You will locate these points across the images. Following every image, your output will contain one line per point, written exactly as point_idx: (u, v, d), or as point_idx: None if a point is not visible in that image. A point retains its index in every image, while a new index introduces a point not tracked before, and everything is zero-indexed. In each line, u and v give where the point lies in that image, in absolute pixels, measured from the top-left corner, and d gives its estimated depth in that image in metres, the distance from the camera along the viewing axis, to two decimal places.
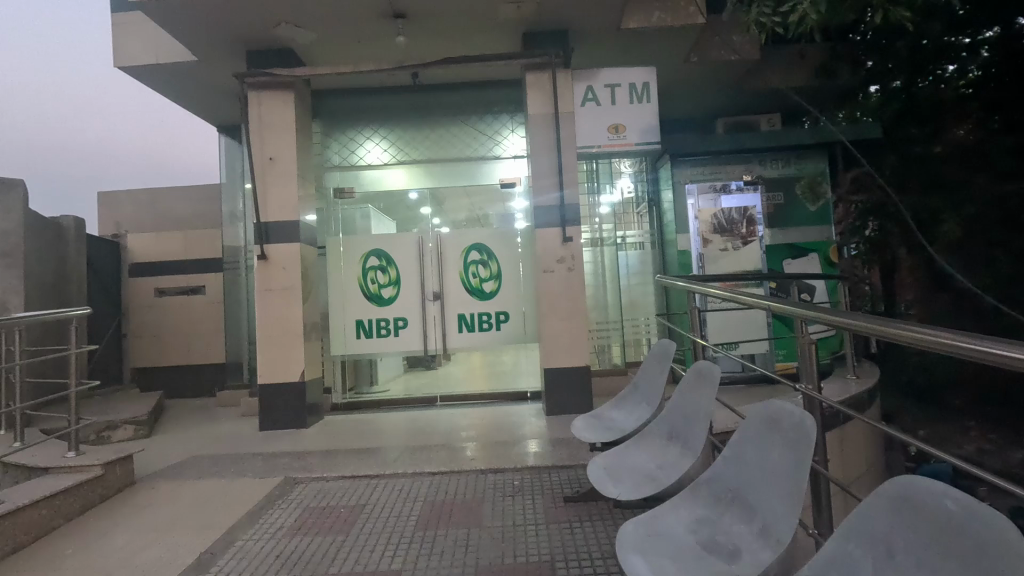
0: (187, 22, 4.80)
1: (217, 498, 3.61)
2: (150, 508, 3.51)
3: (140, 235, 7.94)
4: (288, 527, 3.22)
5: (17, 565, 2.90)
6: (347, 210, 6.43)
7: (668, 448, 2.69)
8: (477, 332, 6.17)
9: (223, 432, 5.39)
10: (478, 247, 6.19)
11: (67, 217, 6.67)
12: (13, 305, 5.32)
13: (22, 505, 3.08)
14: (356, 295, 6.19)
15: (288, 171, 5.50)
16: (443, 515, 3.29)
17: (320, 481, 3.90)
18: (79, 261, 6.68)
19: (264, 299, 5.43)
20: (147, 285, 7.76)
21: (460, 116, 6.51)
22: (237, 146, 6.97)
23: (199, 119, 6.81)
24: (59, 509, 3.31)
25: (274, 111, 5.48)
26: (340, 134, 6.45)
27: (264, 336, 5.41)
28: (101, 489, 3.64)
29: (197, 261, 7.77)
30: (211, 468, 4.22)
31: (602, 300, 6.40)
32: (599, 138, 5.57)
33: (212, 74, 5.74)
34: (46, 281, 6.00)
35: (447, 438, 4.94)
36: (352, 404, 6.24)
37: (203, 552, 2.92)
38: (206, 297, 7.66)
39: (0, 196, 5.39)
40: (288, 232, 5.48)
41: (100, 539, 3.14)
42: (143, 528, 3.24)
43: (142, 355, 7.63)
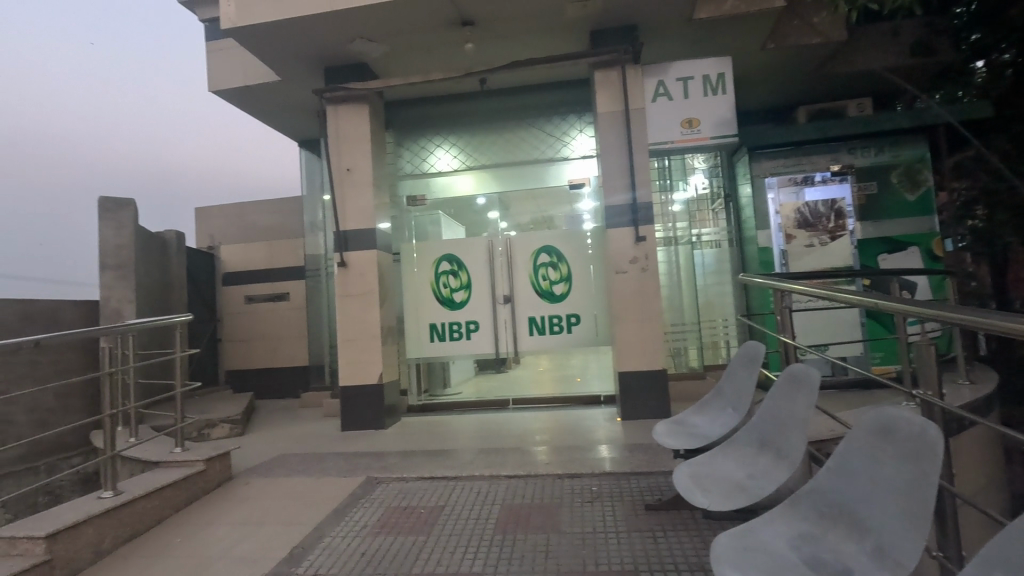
0: (272, 43, 5.08)
1: (305, 495, 3.78)
2: (247, 503, 3.73)
3: (230, 246, 8.52)
4: (371, 526, 3.31)
5: (137, 551, 3.17)
6: (419, 218, 6.57)
7: (760, 455, 2.54)
8: (549, 335, 6.14)
9: (308, 432, 5.65)
10: (548, 250, 6.16)
11: (169, 232, 7.27)
12: (126, 312, 5.84)
13: (138, 496, 3.35)
14: (429, 299, 6.34)
15: (364, 181, 5.71)
16: (522, 519, 3.27)
17: (400, 480, 4.00)
18: (179, 271, 7.25)
19: (343, 304, 5.67)
20: (238, 292, 8.31)
21: (527, 119, 6.51)
22: (316, 159, 7.35)
23: (282, 135, 7.23)
24: (169, 501, 3.58)
25: (349, 124, 5.72)
26: (411, 143, 6.63)
27: (344, 340, 5.64)
28: (204, 482, 3.92)
29: (280, 270, 8.21)
30: (299, 466, 4.43)
31: (677, 301, 6.17)
32: (672, 133, 5.41)
33: (294, 91, 6.07)
34: (153, 291, 6.56)
35: (521, 441, 4.93)
36: (426, 406, 6.39)
37: (295, 547, 3.05)
38: (289, 304, 8.10)
39: (116, 214, 5.93)
40: (366, 240, 5.68)
41: (205, 530, 3.35)
42: (241, 522, 3.43)
43: (235, 358, 8.18)
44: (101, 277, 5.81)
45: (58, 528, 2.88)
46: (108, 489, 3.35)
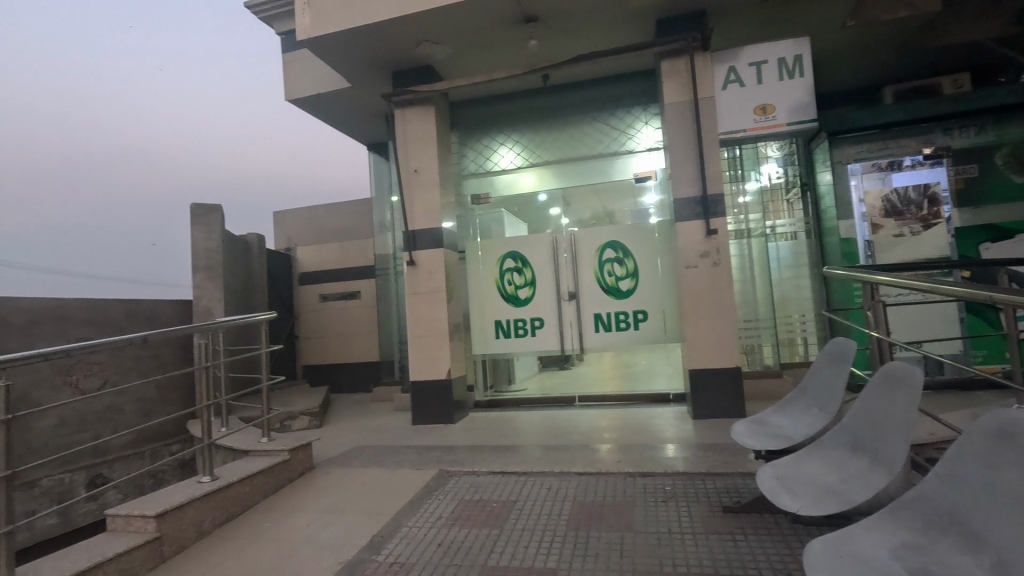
0: (343, 51, 5.28)
1: (382, 486, 3.92)
2: (328, 491, 3.91)
3: (306, 248, 8.96)
4: (446, 518, 3.38)
5: (234, 532, 3.40)
6: (483, 217, 6.64)
7: (853, 458, 2.40)
8: (615, 332, 6.04)
9: (380, 425, 5.86)
10: (613, 245, 6.07)
11: (251, 235, 7.73)
12: (216, 311, 6.27)
13: (231, 482, 3.59)
14: (494, 296, 6.40)
15: (431, 181, 5.84)
16: (594, 516, 3.25)
17: (472, 474, 4.07)
18: (261, 272, 7.71)
19: (412, 302, 5.83)
20: (313, 291, 8.74)
21: (590, 113, 6.44)
22: (383, 162, 7.61)
23: (353, 139, 7.52)
24: (258, 487, 3.81)
25: (416, 126, 5.86)
26: (475, 142, 6.71)
27: (413, 336, 5.80)
28: (289, 471, 4.15)
29: (351, 269, 8.55)
30: (374, 458, 4.60)
31: (750, 296, 5.89)
32: (745, 121, 5.23)
33: (364, 97, 6.29)
34: (238, 290, 7.01)
35: (588, 438, 4.90)
36: (492, 402, 6.48)
37: (375, 536, 3.17)
38: (361, 301, 8.44)
39: (205, 219, 6.36)
40: (433, 239, 5.81)
41: (291, 516, 3.55)
42: (324, 510, 3.60)
43: (311, 354, 8.61)
44: (194, 278, 6.26)
45: (166, 509, 3.14)
46: (206, 475, 3.61)
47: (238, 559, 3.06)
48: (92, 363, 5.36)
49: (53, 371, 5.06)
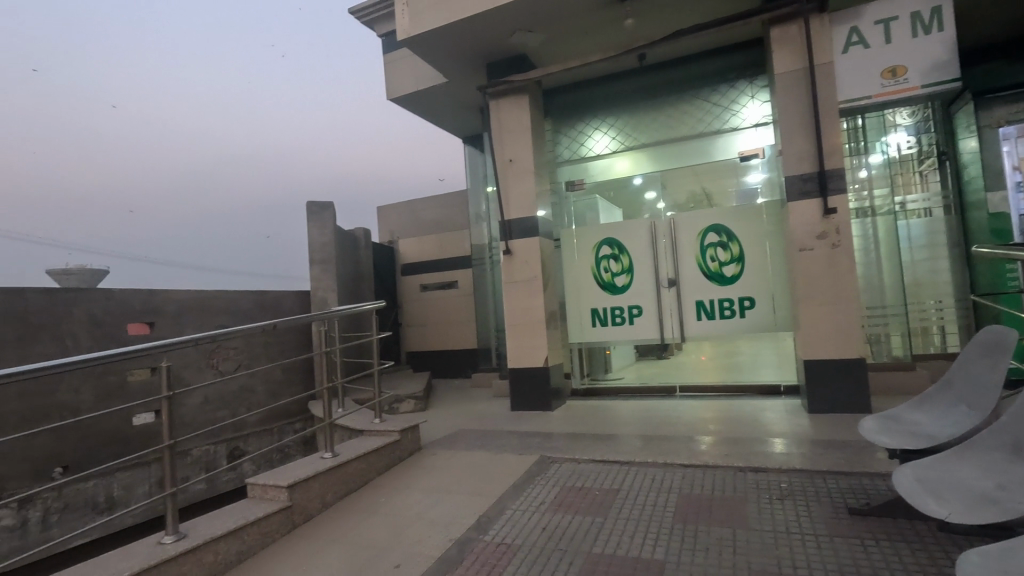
0: (441, 47, 5.44)
1: (486, 469, 4.05)
2: (436, 472, 4.10)
3: (407, 240, 9.39)
4: (549, 503, 3.42)
5: (353, 505, 3.68)
6: (578, 205, 6.56)
7: (1014, 463, 2.13)
8: (718, 320, 5.75)
9: (480, 410, 6.04)
10: (716, 228, 5.77)
11: (359, 229, 8.23)
12: (330, 300, 6.76)
13: (350, 458, 3.87)
14: (590, 284, 6.34)
15: (526, 170, 5.87)
16: (702, 510, 3.13)
17: (573, 461, 4.09)
18: (367, 264, 8.19)
19: (510, 290, 5.92)
20: (414, 281, 9.16)
21: (689, 91, 6.13)
22: (479, 153, 7.79)
23: (449, 133, 7.75)
24: (372, 465, 4.07)
25: (511, 116, 5.91)
26: (568, 128, 6.65)
27: (511, 324, 5.91)
28: (400, 451, 4.40)
29: (449, 259, 8.85)
30: (476, 442, 4.75)
31: (875, 281, 5.35)
32: (870, 86, 4.75)
33: (460, 91, 6.44)
34: (349, 281, 7.51)
35: (691, 430, 4.72)
36: (589, 390, 6.46)
37: (482, 516, 3.29)
38: (459, 291, 8.71)
39: (319, 215, 6.86)
40: (529, 228, 5.85)
41: (403, 494, 3.76)
42: (433, 489, 3.79)
43: (413, 341, 9.04)
44: (312, 271, 6.79)
45: (296, 481, 3.44)
46: (327, 451, 3.92)
47: (358, 530, 3.31)
48: (229, 348, 6.00)
49: (198, 354, 5.72)
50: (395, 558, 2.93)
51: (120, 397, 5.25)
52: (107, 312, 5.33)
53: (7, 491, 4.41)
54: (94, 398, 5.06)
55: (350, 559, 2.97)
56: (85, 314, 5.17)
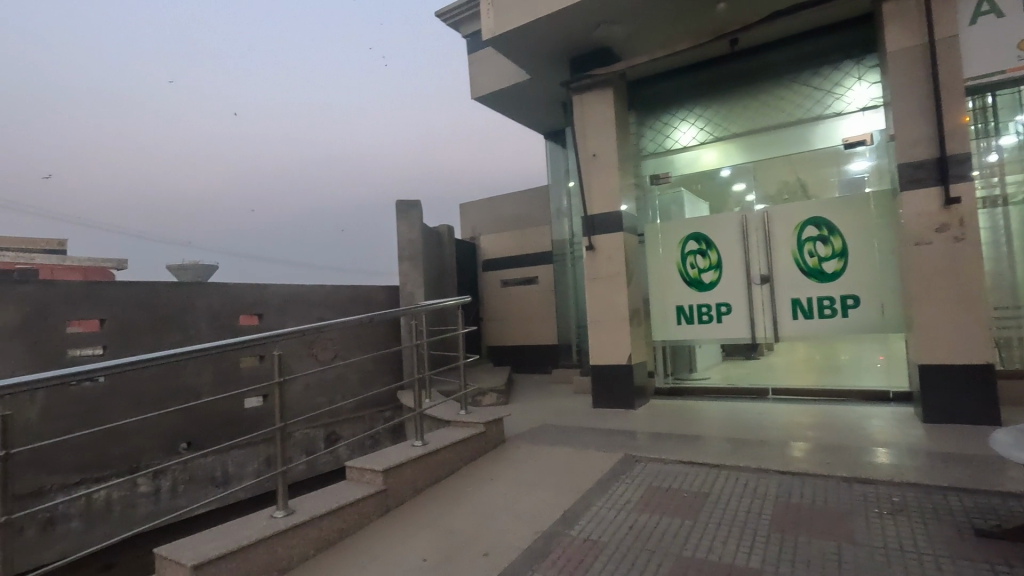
0: (526, 43, 5.47)
1: (570, 464, 4.06)
2: (519, 465, 4.16)
3: (488, 236, 9.57)
4: (635, 502, 3.38)
5: (443, 492, 3.82)
6: (663, 198, 6.40)
7: None
8: (817, 319, 5.38)
9: (562, 406, 6.04)
10: (815, 222, 5.40)
11: (443, 226, 8.49)
12: (418, 295, 7.03)
13: (439, 448, 4.01)
14: (676, 281, 6.15)
15: (610, 164, 5.78)
16: (802, 520, 2.97)
17: (659, 461, 4.00)
18: (451, 260, 8.43)
19: (593, 286, 5.88)
20: (496, 277, 9.32)
21: (787, 75, 5.76)
22: (561, 149, 7.79)
23: (532, 129, 7.80)
24: (460, 455, 4.20)
25: (594, 110, 5.85)
26: (653, 121, 6.47)
27: (593, 320, 5.87)
28: (485, 442, 4.50)
29: (530, 255, 8.91)
30: (559, 437, 4.77)
31: (1007, 278, 4.80)
32: (1004, 61, 4.24)
33: (543, 87, 6.45)
34: (434, 277, 7.77)
35: (787, 434, 4.47)
36: (673, 389, 6.26)
37: (567, 511, 3.31)
38: (539, 286, 8.77)
39: (408, 213, 7.15)
40: (613, 223, 5.77)
41: (488, 485, 3.85)
42: (518, 481, 3.86)
43: (494, 336, 9.20)
44: (401, 267, 7.10)
45: (390, 466, 3.62)
46: (418, 440, 4.09)
47: (449, 516, 3.43)
48: (327, 339, 6.40)
49: (300, 344, 6.15)
50: (482, 547, 3.01)
51: (234, 382, 5.76)
52: (224, 304, 5.86)
53: (142, 462, 4.98)
54: (212, 382, 5.59)
55: (440, 544, 3.09)
56: (205, 305, 5.71)
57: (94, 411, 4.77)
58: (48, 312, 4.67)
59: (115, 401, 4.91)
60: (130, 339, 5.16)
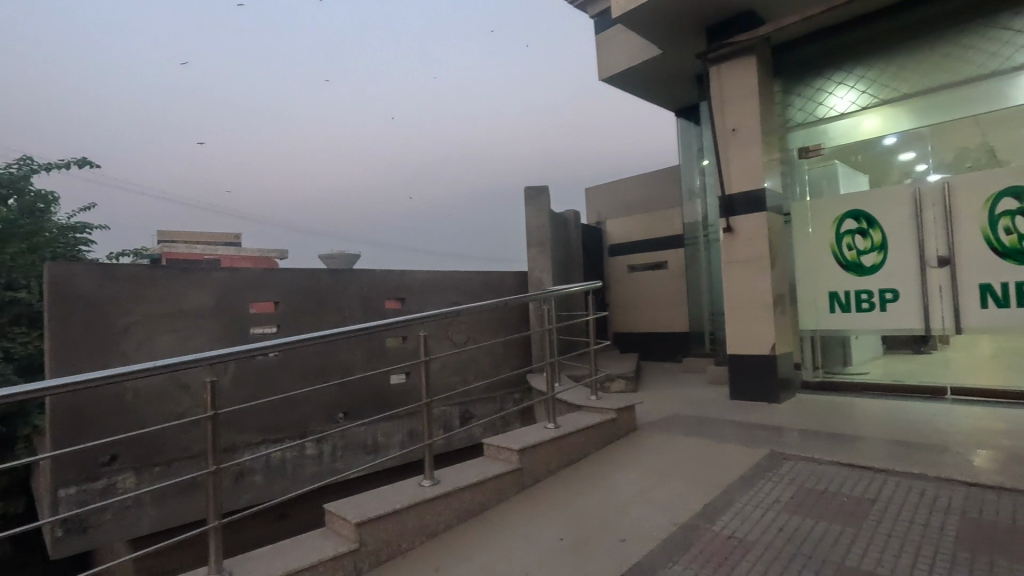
0: (660, 16, 5.22)
1: (708, 457, 3.87)
2: (653, 453, 4.06)
3: (614, 220, 9.38)
4: (784, 503, 3.13)
5: (576, 475, 3.84)
6: (813, 172, 5.81)
7: None
8: (1014, 308, 4.53)
9: (695, 396, 5.78)
10: (1014, 192, 4.53)
11: (569, 211, 8.47)
12: (546, 280, 7.11)
13: (572, 431, 4.03)
14: (829, 264, 5.55)
15: (752, 138, 5.35)
16: (999, 541, 2.54)
17: (811, 461, 3.66)
18: (577, 245, 8.39)
19: (731, 270, 5.52)
20: (622, 262, 9.13)
21: (978, 21, 4.87)
22: (694, 126, 7.37)
23: (662, 107, 7.47)
24: (591, 440, 4.19)
25: (734, 80, 5.44)
26: (802, 88, 5.85)
27: (732, 307, 5.52)
28: (616, 429, 4.44)
29: (659, 239, 8.60)
30: (694, 428, 4.57)
31: None
32: None
33: (677, 60, 6.13)
34: (561, 262, 7.80)
35: (973, 440, 3.85)
36: (824, 384, 5.68)
37: (707, 505, 3.16)
38: (668, 271, 8.43)
39: (536, 199, 7.23)
40: (755, 202, 5.34)
41: (621, 471, 3.80)
42: (652, 470, 3.75)
43: (621, 322, 9.04)
44: (529, 252, 7.22)
45: (525, 446, 3.72)
46: (550, 422, 4.15)
47: (583, 499, 3.45)
48: (461, 322, 6.72)
49: (438, 327, 6.52)
50: (618, 533, 2.99)
51: (382, 360, 6.29)
52: (373, 289, 6.41)
53: (308, 429, 5.64)
54: (363, 360, 6.15)
55: (575, 526, 3.11)
56: (357, 290, 6.28)
57: (270, 382, 5.48)
58: (236, 295, 5.44)
59: (286, 373, 5.60)
60: (297, 319, 5.85)
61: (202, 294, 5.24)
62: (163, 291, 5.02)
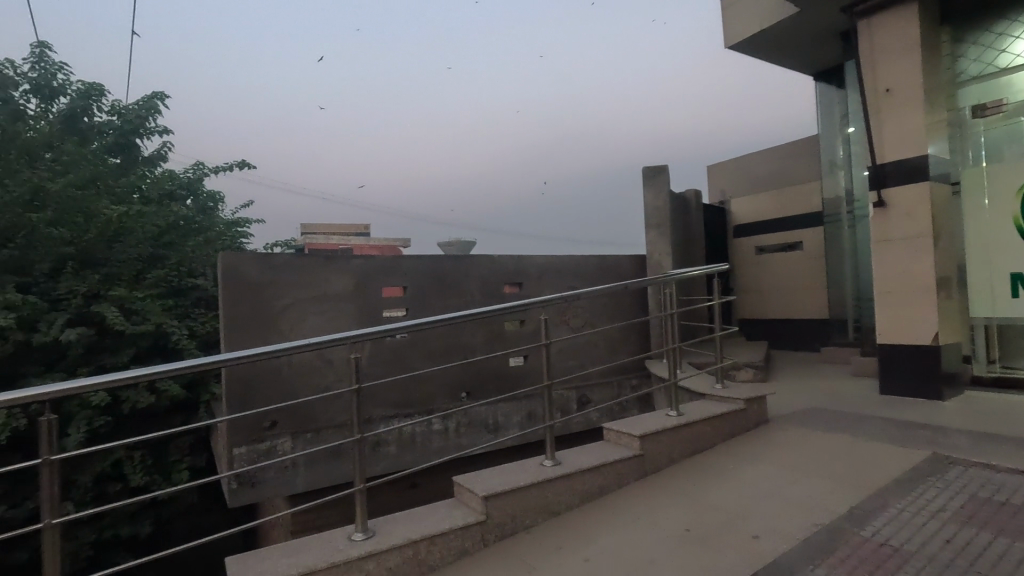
0: None
1: (855, 456, 3.52)
2: (790, 448, 3.76)
3: (740, 199, 8.78)
4: (952, 512, 2.76)
5: (702, 465, 3.69)
6: (990, 133, 4.95)
7: None
8: None
9: (837, 389, 5.27)
10: None
11: (690, 191, 8.06)
12: (665, 264, 6.86)
13: (697, 420, 3.87)
14: (1011, 241, 4.73)
15: (911, 99, 4.69)
16: None
17: (986, 468, 3.18)
18: (699, 226, 7.97)
19: (882, 250, 4.92)
20: (749, 244, 8.52)
21: None
22: (836, 90, 6.64)
23: (798, 72, 6.80)
24: (718, 430, 3.99)
25: (888, 34, 4.80)
26: (979, 34, 5.02)
27: (883, 291, 4.93)
28: (746, 420, 4.18)
29: (793, 218, 7.92)
30: (837, 423, 4.17)
31: None
32: None
33: (817, 18, 5.53)
34: (682, 245, 7.46)
35: None
36: (1001, 380, 4.89)
37: (855, 507, 2.88)
38: (803, 252, 7.73)
39: (655, 180, 6.96)
40: (913, 172, 4.70)
41: (753, 465, 3.58)
42: (787, 466, 3.49)
43: (748, 308, 8.48)
44: (647, 235, 7.00)
45: (646, 432, 3.64)
46: (673, 409, 4.02)
47: (711, 490, 3.31)
48: (578, 307, 6.70)
49: (555, 311, 6.56)
50: (751, 529, 2.83)
51: (501, 343, 6.49)
52: (492, 274, 6.61)
53: (435, 406, 6.00)
54: (484, 342, 6.39)
55: (703, 517, 3.00)
56: (477, 275, 6.52)
57: (401, 361, 5.90)
58: (370, 280, 5.90)
59: (415, 353, 5.99)
60: (423, 302, 6.21)
61: (342, 280, 5.75)
62: (310, 277, 5.60)
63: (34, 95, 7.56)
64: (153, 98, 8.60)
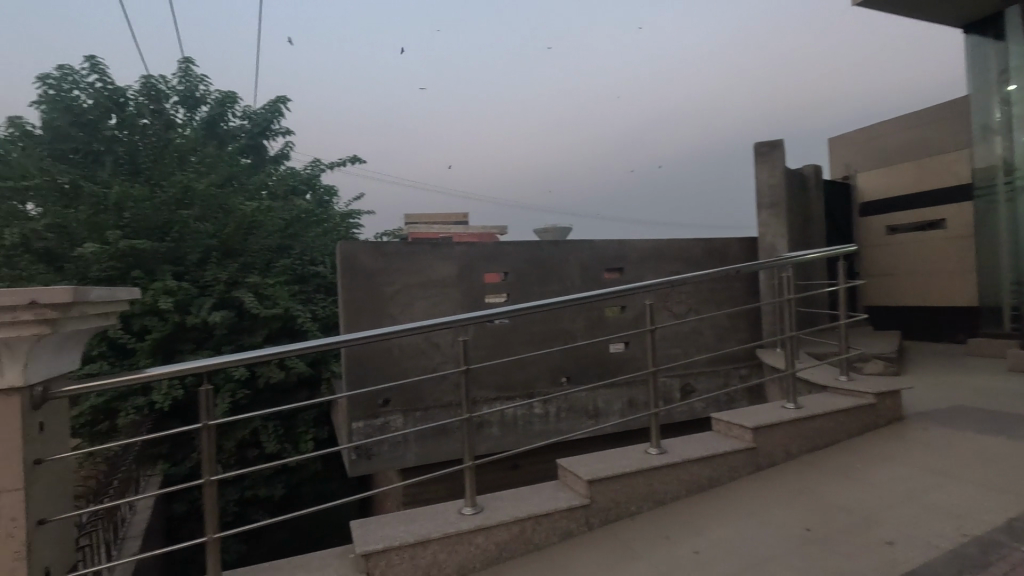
0: None
1: (1013, 461, 3.09)
2: (930, 449, 3.38)
3: (869, 174, 7.93)
4: None
5: (824, 462, 3.43)
6: None
7: None
8: None
9: (991, 386, 4.63)
10: None
11: (808, 166, 7.41)
12: (780, 246, 6.39)
13: (818, 414, 3.59)
14: None
15: None
16: None
17: None
18: (819, 205, 7.31)
19: None
20: (879, 223, 7.69)
21: None
22: (993, 43, 5.76)
23: (944, 26, 5.98)
24: (843, 425, 3.68)
25: None
26: None
27: None
28: (876, 416, 3.81)
29: (935, 193, 7.03)
30: (990, 424, 3.68)
31: None
32: None
33: None
34: (799, 225, 6.90)
35: None
36: None
37: (1015, 519, 2.54)
38: (946, 231, 6.85)
39: (769, 156, 6.47)
40: None
41: (884, 465, 3.27)
42: (928, 468, 3.15)
43: (877, 294, 7.69)
44: (760, 216, 6.56)
45: (761, 424, 3.44)
46: (791, 401, 3.76)
47: (835, 489, 3.06)
48: (682, 292, 6.45)
49: (658, 297, 6.37)
50: (884, 534, 2.58)
51: (601, 329, 6.42)
52: (592, 260, 6.54)
53: (536, 390, 6.09)
54: (584, 328, 6.36)
55: (826, 517, 2.79)
56: (577, 261, 6.48)
57: (503, 345, 6.05)
58: (473, 267, 6.08)
59: (516, 337, 6.10)
60: (524, 288, 6.30)
61: (448, 266, 5.98)
62: (418, 263, 5.88)
63: (182, 106, 8.58)
64: (277, 102, 9.42)
